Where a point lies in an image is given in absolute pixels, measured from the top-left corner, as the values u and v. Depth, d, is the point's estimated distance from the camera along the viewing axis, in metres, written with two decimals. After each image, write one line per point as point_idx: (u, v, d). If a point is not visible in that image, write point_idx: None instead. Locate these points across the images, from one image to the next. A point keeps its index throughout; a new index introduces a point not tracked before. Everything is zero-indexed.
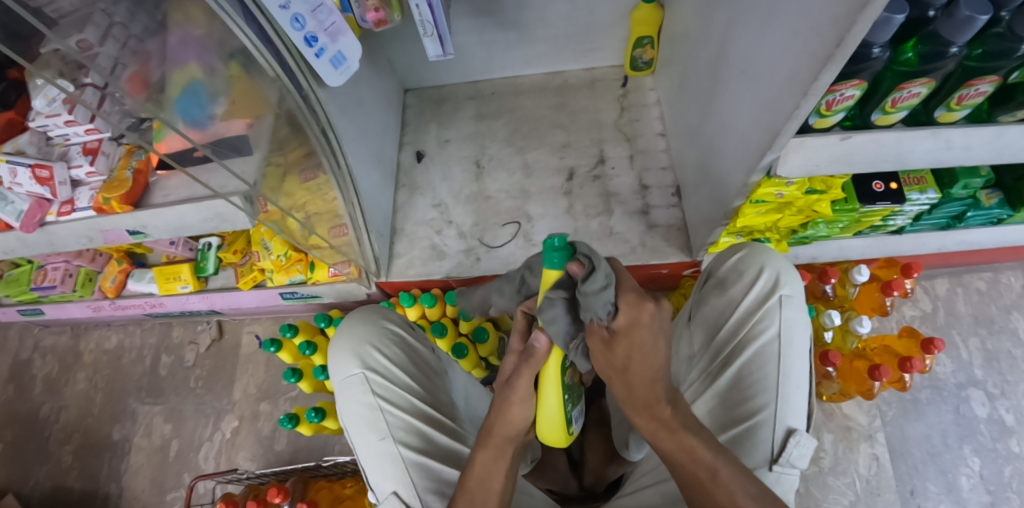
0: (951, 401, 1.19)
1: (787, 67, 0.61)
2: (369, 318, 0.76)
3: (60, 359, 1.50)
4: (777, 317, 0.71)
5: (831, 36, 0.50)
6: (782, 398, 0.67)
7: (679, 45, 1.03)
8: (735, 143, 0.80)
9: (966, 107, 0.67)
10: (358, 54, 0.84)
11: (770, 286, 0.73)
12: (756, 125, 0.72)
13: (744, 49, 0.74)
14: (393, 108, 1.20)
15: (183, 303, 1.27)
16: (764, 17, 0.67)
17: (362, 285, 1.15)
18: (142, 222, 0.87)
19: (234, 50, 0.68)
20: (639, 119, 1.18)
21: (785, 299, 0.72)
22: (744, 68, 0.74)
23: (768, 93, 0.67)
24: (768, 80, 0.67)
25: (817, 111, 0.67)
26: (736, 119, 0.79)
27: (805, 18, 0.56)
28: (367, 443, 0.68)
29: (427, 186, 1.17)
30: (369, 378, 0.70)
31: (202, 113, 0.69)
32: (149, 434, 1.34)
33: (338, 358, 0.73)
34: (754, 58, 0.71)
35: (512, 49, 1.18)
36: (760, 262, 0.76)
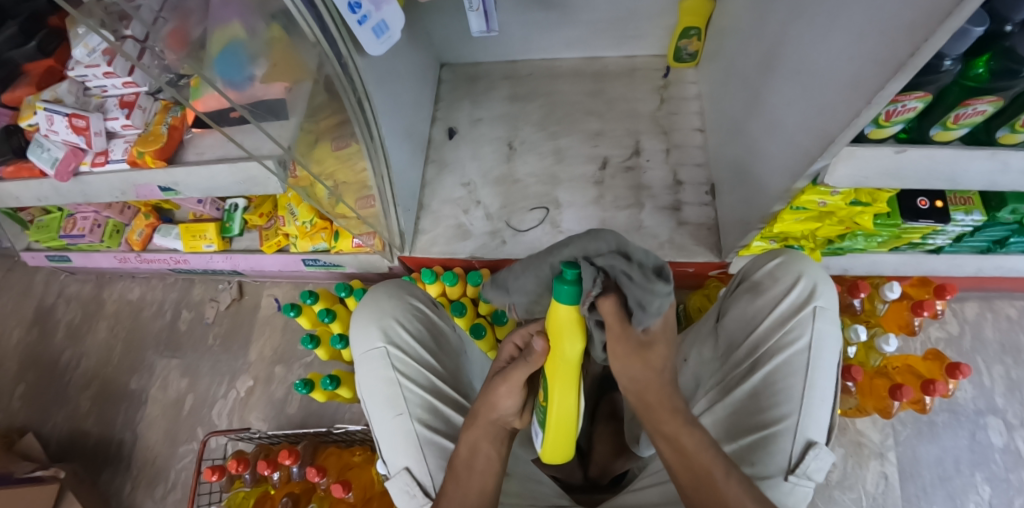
0: (967, 427, 1.17)
1: (849, 74, 0.58)
2: (394, 293, 0.76)
3: (83, 307, 1.54)
4: (809, 328, 0.69)
5: (905, 44, 0.47)
6: (806, 409, 0.66)
7: (727, 38, 0.99)
8: (780, 148, 0.77)
9: None
10: (400, 23, 0.83)
11: (805, 296, 0.72)
12: (807, 131, 0.69)
13: (800, 50, 0.70)
14: (427, 82, 1.18)
15: (207, 261, 1.28)
16: (825, 17, 0.64)
17: (385, 258, 1.14)
18: (175, 178, 0.86)
19: (275, 11, 0.66)
20: (677, 113, 1.15)
21: (819, 311, 0.70)
22: (798, 71, 0.71)
23: (825, 97, 0.64)
24: (826, 86, 0.64)
25: (874, 121, 0.65)
26: (784, 123, 0.76)
27: (874, 25, 0.53)
28: (382, 417, 0.68)
29: (456, 163, 1.15)
30: (392, 353, 0.70)
31: (240, 73, 0.69)
32: (165, 387, 1.38)
33: (361, 330, 0.73)
34: (811, 59, 0.68)
35: (552, 31, 1.15)
36: (797, 271, 0.74)
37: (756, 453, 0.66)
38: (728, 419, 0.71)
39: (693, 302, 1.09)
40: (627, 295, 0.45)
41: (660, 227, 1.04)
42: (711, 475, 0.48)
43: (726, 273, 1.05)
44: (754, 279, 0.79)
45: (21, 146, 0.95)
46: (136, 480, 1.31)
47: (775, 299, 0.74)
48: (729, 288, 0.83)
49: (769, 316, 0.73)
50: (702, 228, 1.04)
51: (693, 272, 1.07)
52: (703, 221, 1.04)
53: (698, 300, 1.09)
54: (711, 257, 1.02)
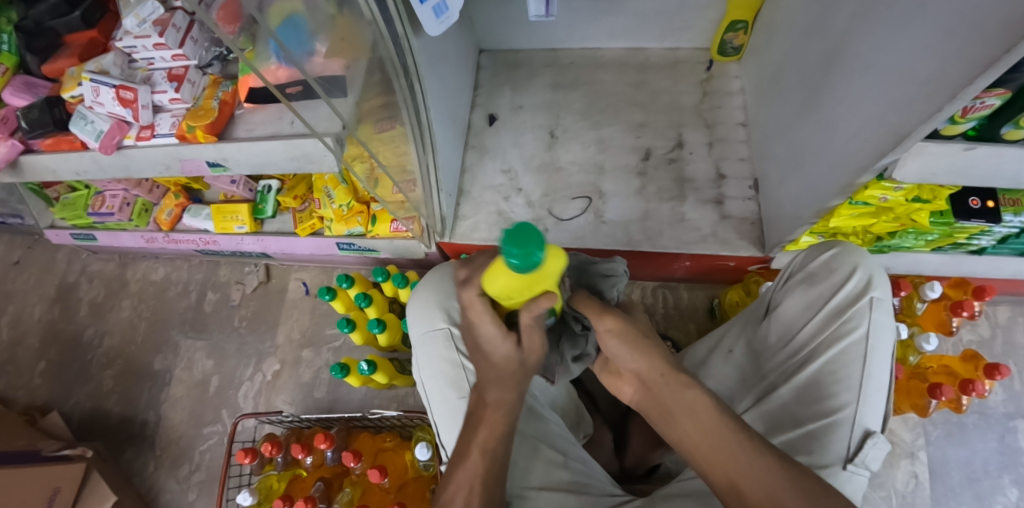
0: (997, 429, 1.17)
1: (928, 71, 0.56)
2: (456, 276, 0.79)
3: (106, 285, 1.53)
4: (866, 318, 0.68)
5: (997, 41, 0.45)
6: (863, 398, 0.65)
7: (780, 31, 0.98)
8: (843, 145, 0.75)
9: None
10: (459, 5, 0.81)
11: (861, 286, 0.70)
12: (876, 128, 0.67)
13: (871, 44, 0.68)
14: (468, 68, 1.17)
15: (237, 243, 1.27)
16: (897, 10, 0.62)
17: (422, 244, 1.14)
18: (224, 154, 0.84)
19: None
20: (720, 106, 1.14)
21: (875, 301, 0.68)
22: (868, 66, 0.69)
23: (898, 91, 0.62)
24: (901, 82, 0.62)
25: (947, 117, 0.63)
26: (848, 118, 0.74)
27: (962, 21, 0.50)
28: (445, 398, 0.70)
29: (497, 150, 1.14)
30: (455, 334, 0.72)
31: (301, 48, 0.65)
32: (189, 368, 1.37)
33: (423, 312, 0.75)
34: (882, 52, 0.66)
35: (598, 20, 1.14)
36: (853, 261, 0.72)
37: (815, 442, 0.65)
38: (785, 407, 0.70)
39: (728, 295, 1.11)
40: (598, 279, 0.65)
41: (703, 220, 1.03)
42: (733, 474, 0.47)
43: (767, 268, 1.05)
44: (807, 270, 0.77)
45: (62, 119, 0.91)
46: (159, 461, 1.30)
47: (830, 290, 0.72)
48: (779, 281, 0.82)
49: (825, 307, 0.71)
50: (746, 223, 1.03)
51: (734, 266, 1.07)
52: (746, 216, 1.03)
53: (733, 293, 1.12)
54: (754, 251, 1.01)
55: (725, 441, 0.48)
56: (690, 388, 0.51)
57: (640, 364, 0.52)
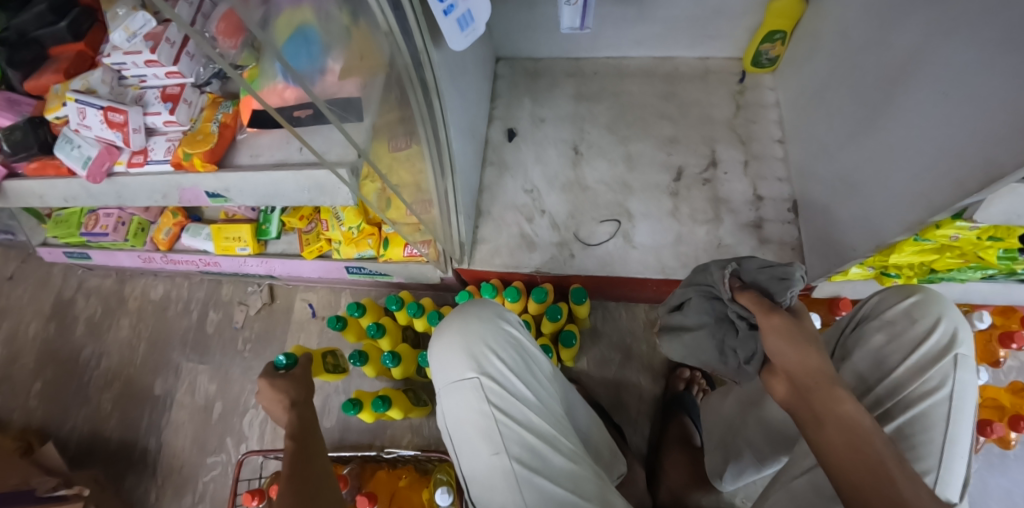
0: None
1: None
2: (487, 316, 0.72)
3: (103, 303, 1.46)
4: (950, 376, 0.62)
5: None
6: (947, 466, 0.59)
7: (826, 43, 0.91)
8: (913, 179, 0.68)
9: None
10: (485, 16, 0.74)
11: (946, 340, 0.65)
12: (958, 162, 0.59)
13: (950, 68, 0.61)
14: (486, 78, 1.09)
15: (239, 264, 1.21)
16: (987, 33, 0.54)
17: (438, 269, 1.05)
18: (226, 184, 0.78)
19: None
20: (755, 121, 1.07)
21: (960, 359, 0.63)
22: (947, 92, 0.61)
23: (984, 125, 0.55)
24: (989, 113, 0.54)
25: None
26: (922, 150, 0.66)
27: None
28: (476, 453, 0.65)
29: (518, 166, 1.06)
30: (485, 384, 0.66)
31: (312, 63, 0.57)
32: (192, 392, 1.31)
33: (451, 359, 0.70)
34: (965, 76, 0.58)
35: (625, 27, 1.07)
36: (936, 311, 0.66)
37: None
38: None
39: None
40: (773, 281, 0.56)
41: (740, 245, 0.96)
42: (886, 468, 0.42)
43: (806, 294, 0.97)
44: (884, 319, 0.70)
45: (48, 141, 0.85)
46: (161, 490, 1.24)
47: (910, 342, 0.66)
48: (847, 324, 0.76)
49: (901, 362, 0.66)
50: (785, 248, 0.96)
51: None
52: (786, 241, 0.97)
53: None
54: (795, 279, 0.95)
55: (879, 450, 0.43)
56: (845, 400, 0.46)
57: (791, 357, 0.48)
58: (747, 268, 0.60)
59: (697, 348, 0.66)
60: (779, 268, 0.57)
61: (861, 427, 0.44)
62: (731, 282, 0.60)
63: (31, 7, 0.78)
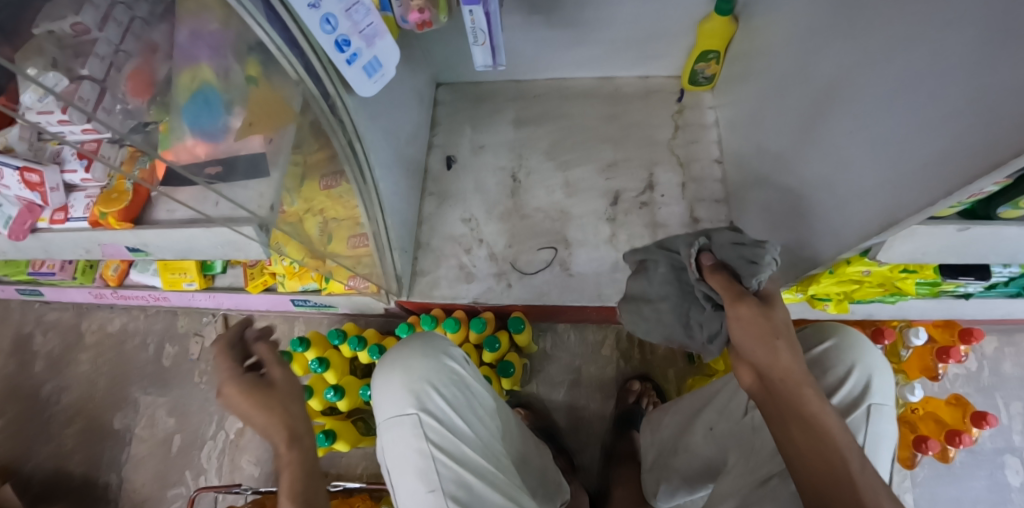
0: (987, 467, 1.13)
1: (924, 145, 0.48)
2: (431, 352, 0.70)
3: (62, 338, 1.45)
4: (863, 428, 0.62)
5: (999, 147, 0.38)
6: None
7: (755, 65, 0.90)
8: (829, 213, 0.67)
9: None
10: (395, 60, 0.75)
11: (859, 390, 0.64)
12: (861, 205, 0.59)
13: (857, 101, 0.60)
14: (424, 106, 1.08)
15: (188, 299, 1.20)
16: (885, 75, 0.54)
17: (380, 300, 1.07)
18: (145, 239, 0.78)
19: (251, 43, 0.63)
20: (696, 141, 1.06)
21: (874, 409, 0.62)
22: (855, 127, 0.61)
23: (887, 171, 0.54)
24: (888, 161, 0.54)
25: (1010, 202, 0.52)
26: (832, 184, 0.66)
27: (958, 84, 0.42)
28: (413, 491, 0.65)
29: (459, 196, 1.06)
30: (425, 422, 0.66)
31: (213, 122, 0.67)
32: (151, 426, 1.30)
33: (391, 393, 0.69)
34: (868, 118, 0.58)
35: (561, 50, 1.06)
36: (851, 358, 0.65)
37: None
38: None
39: None
40: (742, 262, 0.58)
41: None
42: (848, 471, 0.43)
43: None
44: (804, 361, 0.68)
45: None
46: None
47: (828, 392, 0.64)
48: None
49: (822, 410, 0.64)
50: None
51: None
52: None
53: None
54: None
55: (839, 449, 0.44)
56: (812, 397, 0.46)
57: (763, 354, 0.47)
58: (719, 247, 0.63)
59: (671, 316, 0.72)
60: (749, 247, 0.60)
61: (826, 431, 0.45)
62: (704, 259, 0.62)
63: None
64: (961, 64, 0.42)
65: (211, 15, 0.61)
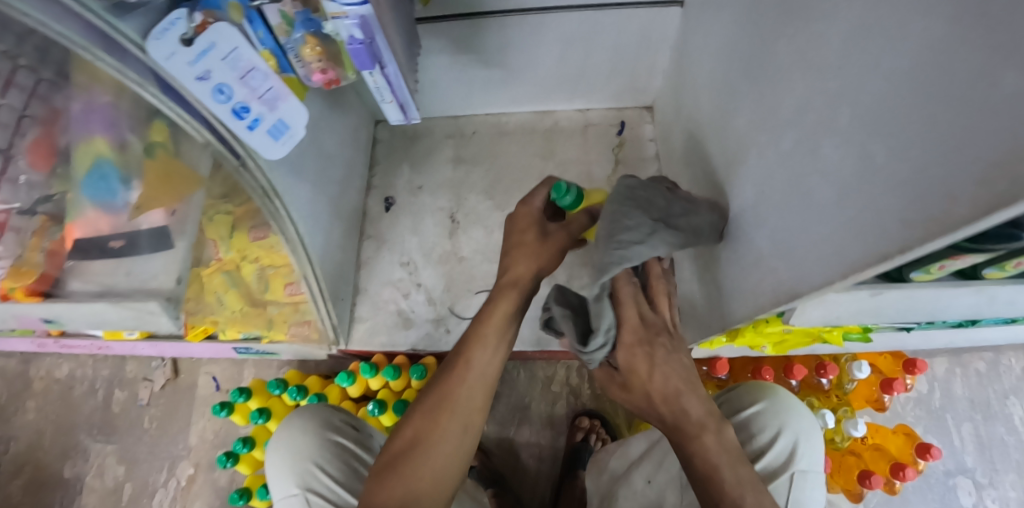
0: (937, 490, 1.14)
1: (824, 220, 0.47)
2: (314, 433, 0.84)
3: (8, 385, 1.41)
4: (784, 497, 0.60)
5: (894, 237, 0.36)
6: None
7: (684, 104, 0.90)
8: (741, 271, 0.67)
9: (946, 273, 0.51)
10: (304, 119, 0.74)
11: (786, 456, 0.62)
12: (773, 271, 0.58)
13: (765, 163, 0.60)
14: (360, 147, 1.08)
15: (131, 348, 1.17)
16: (800, 145, 0.52)
17: (322, 349, 1.05)
18: (58, 313, 0.75)
19: (152, 110, 0.62)
20: (635, 175, 1.05)
21: (797, 476, 0.61)
22: (767, 191, 0.59)
23: (797, 238, 0.53)
24: (796, 230, 0.53)
25: (920, 268, 0.51)
26: (749, 242, 0.65)
27: (860, 187, 0.41)
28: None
29: (395, 240, 1.05)
30: (310, 500, 0.80)
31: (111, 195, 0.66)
32: (101, 475, 1.28)
33: (279, 477, 0.83)
34: (780, 185, 0.56)
35: (496, 87, 1.04)
36: (778, 423, 0.63)
37: None
38: None
39: None
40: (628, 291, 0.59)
41: None
42: None
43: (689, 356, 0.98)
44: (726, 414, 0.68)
45: None
46: None
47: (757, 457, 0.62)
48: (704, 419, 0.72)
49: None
50: None
51: None
52: None
53: None
54: None
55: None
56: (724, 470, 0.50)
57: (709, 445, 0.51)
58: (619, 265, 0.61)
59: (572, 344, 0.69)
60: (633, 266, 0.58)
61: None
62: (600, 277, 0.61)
63: None
64: (854, 174, 0.42)
65: (106, 87, 0.59)
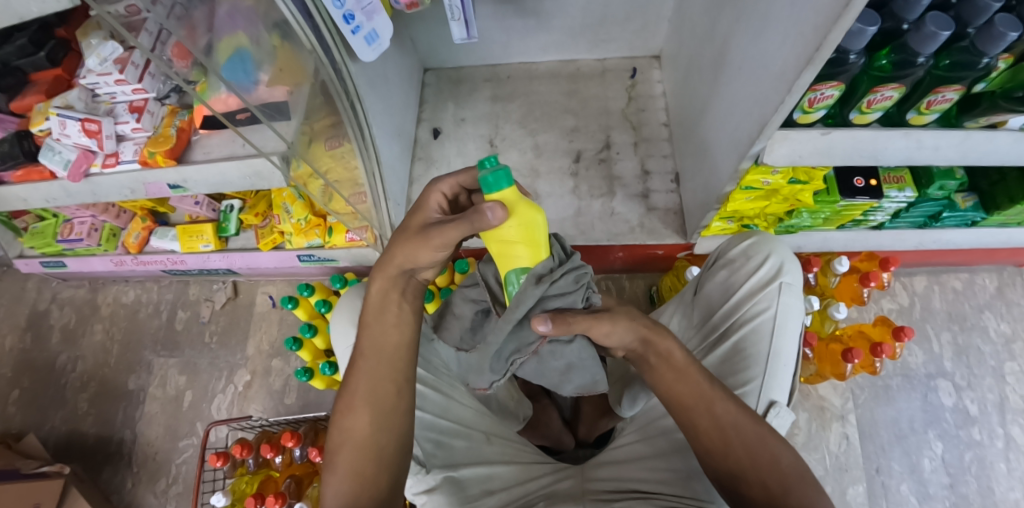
0: (920, 389, 1.30)
1: (774, 64, 0.68)
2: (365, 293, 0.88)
3: (77, 311, 1.56)
4: (775, 300, 0.82)
5: (812, 41, 0.57)
6: (771, 373, 0.79)
7: (686, 42, 1.11)
8: (729, 138, 0.87)
9: (875, 111, 0.72)
10: (389, 32, 0.91)
11: (773, 272, 0.85)
12: (747, 122, 0.78)
13: (739, 49, 0.81)
14: (413, 85, 1.28)
15: (204, 261, 1.33)
16: (761, 18, 0.72)
17: (376, 251, 1.23)
18: (184, 177, 0.92)
19: (276, 21, 0.74)
20: (645, 109, 1.26)
21: (784, 286, 0.83)
22: (741, 68, 0.80)
23: (761, 87, 0.73)
24: (759, 82, 0.73)
25: (857, 108, 0.73)
26: (731, 117, 0.85)
27: (793, 24, 0.62)
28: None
29: (442, 161, 1.26)
30: None
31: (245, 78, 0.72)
32: (163, 385, 1.42)
33: (337, 329, 0.85)
34: (750, 56, 0.76)
35: (529, 36, 1.25)
36: (767, 250, 0.87)
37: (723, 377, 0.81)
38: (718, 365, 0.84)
39: (666, 282, 1.17)
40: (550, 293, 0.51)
41: (631, 213, 1.15)
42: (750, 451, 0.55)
43: (693, 254, 1.16)
44: (729, 256, 0.92)
45: (32, 150, 0.97)
46: (137, 477, 1.33)
47: (748, 274, 0.87)
48: (709, 264, 0.97)
49: (743, 285, 0.86)
50: (669, 213, 1.15)
51: (663, 254, 1.18)
52: (670, 207, 1.15)
53: (670, 281, 1.18)
54: (678, 238, 1.13)
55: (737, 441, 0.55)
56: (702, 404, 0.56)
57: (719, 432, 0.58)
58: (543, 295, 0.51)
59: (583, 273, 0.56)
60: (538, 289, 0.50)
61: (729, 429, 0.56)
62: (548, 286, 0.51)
63: (11, 39, 0.86)
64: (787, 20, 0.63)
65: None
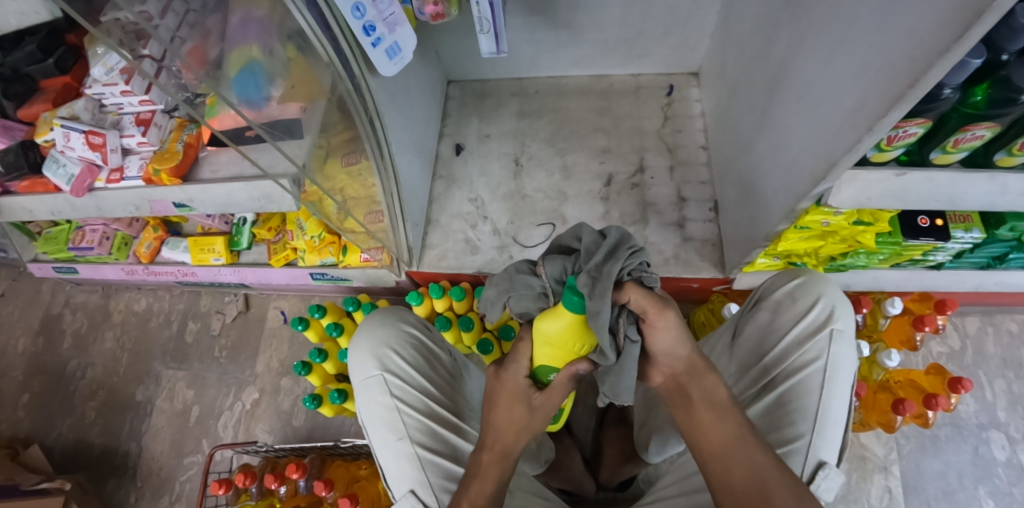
0: (971, 441, 1.19)
1: (850, 96, 0.59)
2: (388, 320, 0.82)
3: (89, 317, 1.54)
4: (825, 350, 0.73)
5: (905, 75, 0.49)
6: (819, 431, 0.69)
7: (730, 59, 1.02)
8: (785, 171, 0.78)
9: (962, 150, 0.64)
10: (413, 46, 0.81)
11: (823, 317, 0.75)
12: (810, 157, 0.70)
13: (801, 75, 0.72)
14: (437, 99, 1.22)
15: (214, 274, 1.29)
16: (830, 43, 0.64)
17: (392, 272, 1.17)
18: (190, 195, 0.88)
19: (291, 32, 0.65)
20: (681, 130, 1.18)
21: (836, 333, 0.74)
22: (804, 94, 0.71)
23: (830, 119, 0.64)
24: (827, 114, 0.65)
25: (940, 147, 0.65)
26: (789, 149, 0.77)
27: (877, 53, 0.53)
28: (385, 443, 0.73)
29: (464, 179, 1.20)
30: (388, 380, 0.75)
31: (258, 94, 0.66)
32: (171, 398, 1.38)
33: (359, 360, 0.79)
34: (815, 82, 0.68)
35: (560, 50, 1.18)
36: (816, 291, 0.78)
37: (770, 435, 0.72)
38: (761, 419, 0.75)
39: (699, 316, 1.10)
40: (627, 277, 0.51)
41: (665, 243, 1.07)
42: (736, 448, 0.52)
43: (730, 288, 1.08)
44: (774, 299, 0.83)
45: (36, 162, 0.94)
46: (140, 493, 1.29)
47: (792, 321, 0.78)
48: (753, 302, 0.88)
49: (791, 331, 0.77)
50: (707, 245, 1.06)
51: (698, 287, 1.09)
52: (707, 238, 1.07)
53: (704, 315, 1.10)
54: (715, 272, 1.04)
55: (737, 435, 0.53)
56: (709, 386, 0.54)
57: (707, 420, 0.53)
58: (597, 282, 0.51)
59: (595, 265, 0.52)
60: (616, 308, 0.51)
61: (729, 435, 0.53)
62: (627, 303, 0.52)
63: (21, 44, 0.82)
64: (869, 46, 0.55)
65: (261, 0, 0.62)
